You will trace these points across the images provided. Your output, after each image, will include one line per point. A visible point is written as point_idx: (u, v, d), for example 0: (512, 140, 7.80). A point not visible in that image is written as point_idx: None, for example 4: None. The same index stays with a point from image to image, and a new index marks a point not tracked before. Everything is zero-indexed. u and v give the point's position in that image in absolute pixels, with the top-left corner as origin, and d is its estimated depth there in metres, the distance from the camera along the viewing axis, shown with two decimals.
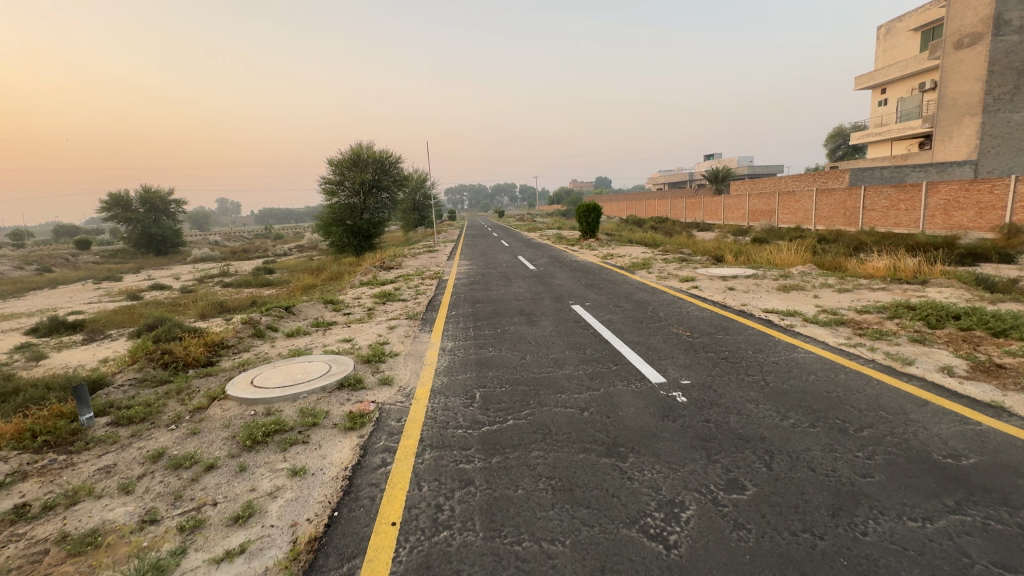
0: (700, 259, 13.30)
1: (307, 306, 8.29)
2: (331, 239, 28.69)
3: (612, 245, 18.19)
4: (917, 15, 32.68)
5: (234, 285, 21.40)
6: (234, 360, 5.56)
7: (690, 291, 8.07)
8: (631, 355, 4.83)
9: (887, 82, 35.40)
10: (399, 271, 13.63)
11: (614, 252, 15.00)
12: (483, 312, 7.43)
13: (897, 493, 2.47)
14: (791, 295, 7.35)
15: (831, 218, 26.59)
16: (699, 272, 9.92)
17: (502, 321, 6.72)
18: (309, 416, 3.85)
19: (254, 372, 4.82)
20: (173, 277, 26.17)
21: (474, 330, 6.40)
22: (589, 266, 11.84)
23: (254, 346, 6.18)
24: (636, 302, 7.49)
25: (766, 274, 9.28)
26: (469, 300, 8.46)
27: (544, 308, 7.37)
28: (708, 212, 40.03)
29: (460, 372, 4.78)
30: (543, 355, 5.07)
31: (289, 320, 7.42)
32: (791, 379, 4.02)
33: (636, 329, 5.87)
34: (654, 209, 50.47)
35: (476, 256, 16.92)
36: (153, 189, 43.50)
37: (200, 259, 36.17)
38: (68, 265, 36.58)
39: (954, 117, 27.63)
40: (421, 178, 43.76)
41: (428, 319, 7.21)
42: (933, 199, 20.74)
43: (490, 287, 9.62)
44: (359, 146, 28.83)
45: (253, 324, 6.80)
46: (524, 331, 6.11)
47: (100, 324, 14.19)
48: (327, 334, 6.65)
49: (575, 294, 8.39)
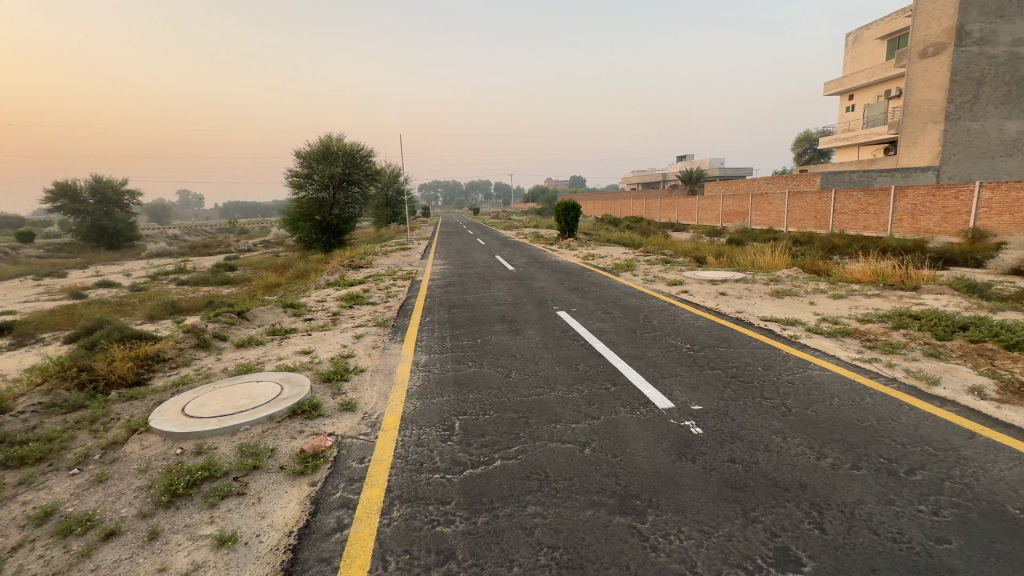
0: (682, 260, 12.96)
1: (263, 310, 7.45)
2: (298, 234, 27.36)
3: (591, 245, 17.80)
4: (883, 24, 33.66)
5: (190, 283, 19.99)
6: (169, 379, 4.76)
7: (679, 295, 7.65)
8: (630, 373, 4.29)
9: (854, 89, 36.34)
10: (369, 270, 12.84)
11: (595, 253, 14.57)
12: (461, 319, 6.78)
13: (989, 568, 1.96)
14: (786, 301, 7.00)
15: (802, 221, 26.98)
16: (686, 274, 9.55)
17: (483, 330, 6.10)
18: (248, 456, 3.13)
19: (187, 395, 4.04)
20: (124, 273, 24.36)
21: (451, 340, 5.75)
22: (570, 267, 11.36)
23: (195, 360, 5.36)
24: (625, 307, 6.99)
25: (755, 278, 8.93)
26: (445, 305, 7.80)
27: (527, 315, 6.78)
28: (682, 212, 40.31)
29: (435, 395, 4.12)
30: (530, 373, 4.48)
31: (241, 328, 6.61)
32: (814, 405, 3.54)
33: (630, 340, 5.34)
34: (629, 209, 50.60)
35: (451, 255, 16.17)
36: (105, 179, 40.89)
37: (156, 254, 34.09)
38: (7, 258, 33.84)
39: (918, 124, 28.49)
40: (393, 172, 42.46)
41: (400, 327, 6.51)
42: (901, 203, 21.14)
43: (467, 290, 8.97)
44: (329, 138, 27.59)
45: (197, 332, 5.96)
46: (508, 342, 5.53)
47: (32, 326, 12.81)
48: (284, 345, 5.88)
49: (559, 298, 7.85)
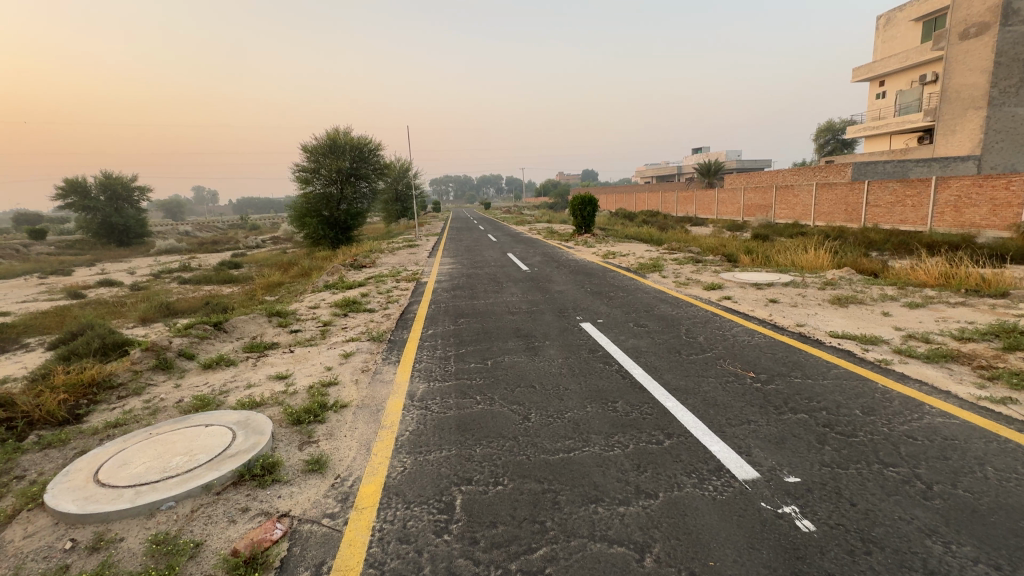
0: (713, 259, 11.80)
1: (243, 320, 6.56)
2: (306, 231, 26.66)
3: (610, 241, 16.73)
4: (919, 5, 31.66)
5: (192, 281, 19.38)
6: (109, 416, 3.88)
7: (723, 304, 6.58)
8: (687, 417, 3.29)
9: (886, 74, 34.44)
10: (372, 270, 11.95)
11: (615, 250, 13.51)
12: (469, 333, 5.78)
13: None
14: (853, 312, 5.90)
15: (831, 214, 25.50)
16: (724, 276, 8.47)
17: (494, 348, 5.14)
18: (159, 560, 2.18)
19: (113, 447, 3.13)
20: (128, 271, 23.87)
21: (456, 363, 4.77)
22: (590, 267, 10.35)
23: (150, 387, 4.49)
24: (661, 318, 5.95)
25: (806, 280, 7.76)
26: (451, 314, 6.82)
27: (545, 327, 5.78)
28: (701, 206, 38.89)
29: (431, 448, 3.14)
30: (555, 414, 3.48)
31: (213, 344, 5.70)
32: (964, 480, 2.49)
33: (676, 365, 4.32)
34: (644, 202, 49.21)
35: (460, 253, 15.19)
36: (114, 175, 40.75)
37: (165, 250, 33.78)
38: (18, 256, 33.84)
39: (957, 110, 26.71)
40: (403, 166, 41.56)
41: (397, 343, 5.56)
42: (942, 195, 19.53)
43: (477, 296, 7.98)
44: (336, 131, 26.75)
45: (157, 352, 5.06)
46: (525, 365, 4.57)
47: (20, 329, 12.15)
48: (257, 367, 4.95)
49: (581, 305, 6.84)
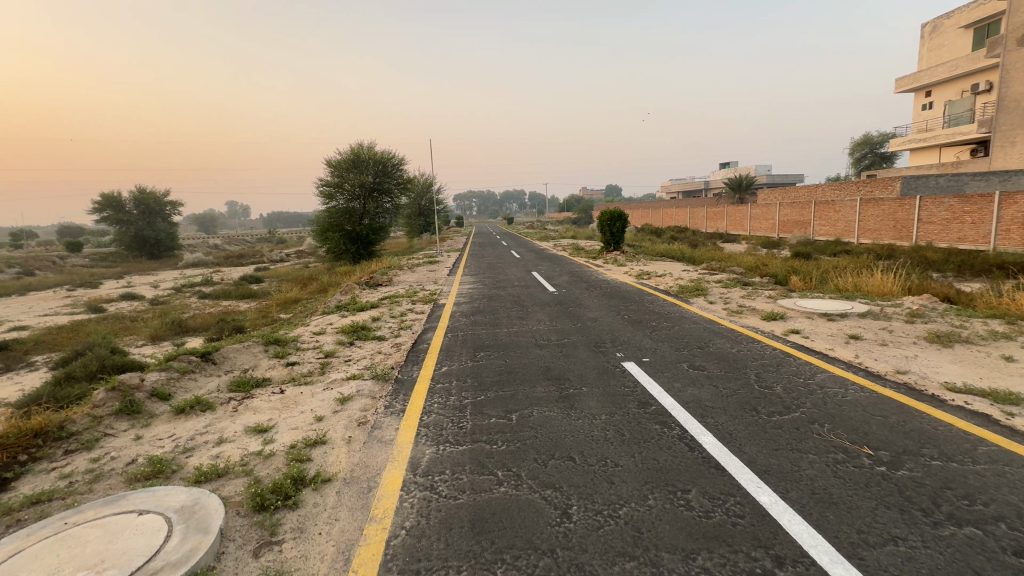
0: (761, 281, 10.67)
1: (235, 350, 5.82)
2: (328, 245, 26.41)
3: (641, 259, 15.71)
4: (970, 11, 29.99)
5: (211, 296, 19.16)
6: (38, 485, 3.10)
7: (792, 340, 5.51)
8: (801, 530, 2.27)
9: (932, 84, 32.67)
10: (387, 289, 11.24)
11: (649, 270, 12.48)
12: (489, 373, 4.86)
13: None
14: (963, 355, 4.76)
15: (877, 231, 23.78)
16: (783, 303, 7.38)
17: (519, 395, 4.21)
18: None
19: (5, 549, 2.30)
20: (152, 285, 23.95)
21: (472, 417, 3.85)
22: (624, 289, 9.35)
23: (104, 440, 3.72)
24: (721, 358, 4.92)
25: (884, 310, 6.62)
26: (469, 346, 5.93)
27: (580, 368, 4.83)
28: (732, 222, 37.38)
29: (434, 568, 2.20)
30: (605, 511, 2.51)
31: (195, 380, 4.95)
32: None
33: (759, 432, 3.30)
34: (671, 218, 47.81)
35: (481, 271, 14.38)
36: (148, 190, 41.83)
37: (191, 264, 34.18)
38: (54, 268, 34.82)
39: (1017, 120, 24.78)
40: (426, 181, 41.44)
41: (406, 385, 4.70)
42: (1007, 211, 17.62)
43: (499, 323, 7.08)
44: (360, 145, 26.58)
45: (124, 393, 4.31)
46: (559, 423, 3.63)
47: (30, 345, 11.85)
48: (237, 414, 4.15)
49: (621, 339, 5.86)
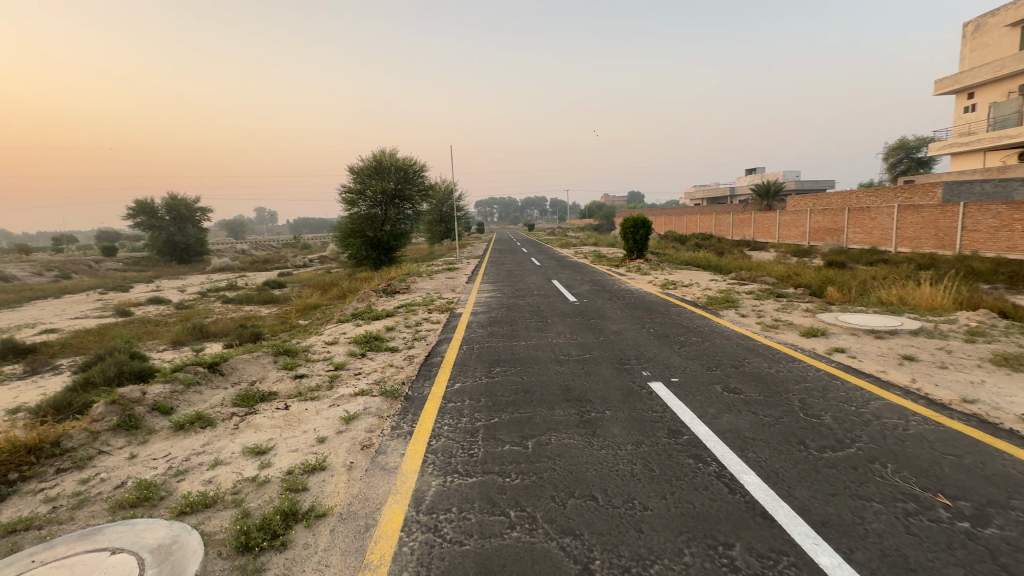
0: (795, 292, 10.09)
1: (244, 361, 5.64)
2: (349, 251, 26.60)
3: (665, 268, 15.20)
4: (1017, 8, 28.55)
5: (234, 301, 19.40)
6: (19, 510, 2.90)
7: (838, 361, 5.01)
8: None
9: (975, 85, 31.17)
10: (404, 296, 11.07)
11: (675, 279, 11.99)
12: (504, 391, 4.54)
13: None
14: None
15: (916, 240, 22.63)
16: (823, 317, 6.84)
17: (536, 419, 3.88)
18: None
19: None
20: (179, 289, 24.47)
21: (485, 442, 3.53)
22: (648, 300, 8.92)
23: (98, 458, 3.53)
24: (760, 380, 4.48)
25: (938, 328, 6.04)
26: (484, 360, 5.62)
27: (603, 388, 4.46)
28: (760, 229, 36.28)
29: None
30: (634, 569, 2.15)
31: (200, 392, 4.77)
32: None
33: (811, 472, 2.88)
34: (695, 225, 46.80)
35: (500, 279, 14.10)
36: (179, 196, 43.06)
37: (218, 268, 34.98)
38: (89, 272, 36.09)
39: None
40: (447, 188, 41.58)
41: (415, 403, 4.40)
42: None
43: (516, 335, 6.75)
44: (382, 152, 26.76)
45: (124, 407, 4.13)
46: (579, 453, 3.29)
47: (58, 348, 12.07)
48: (237, 432, 3.92)
49: (647, 355, 5.46)
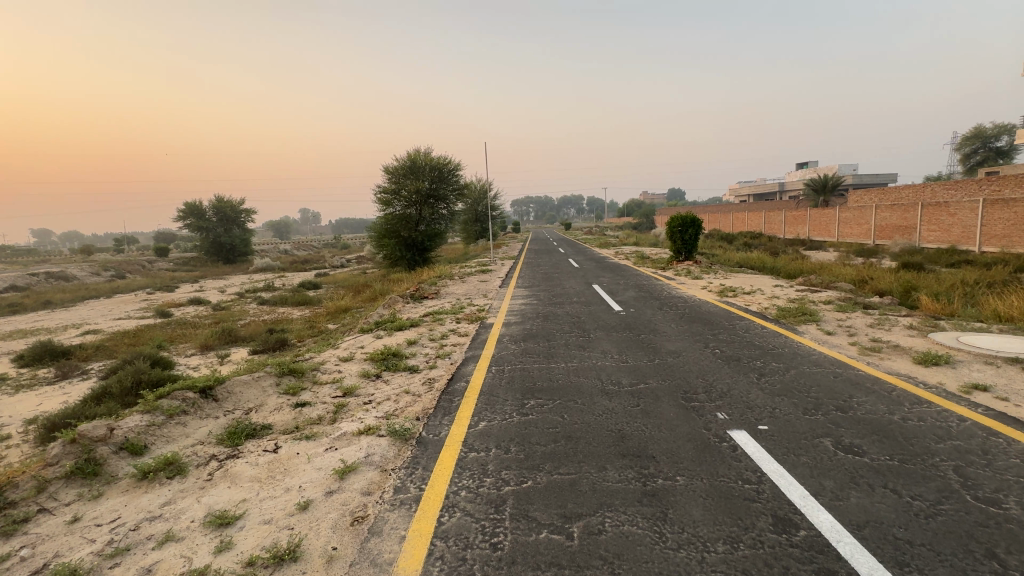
0: (882, 302, 8.60)
1: (243, 383, 4.95)
2: (384, 251, 26.34)
3: (718, 271, 13.82)
4: None
5: (269, 302, 19.38)
6: None
7: (986, 406, 3.75)
8: None
9: None
10: (433, 303, 10.32)
11: (732, 285, 10.64)
12: (541, 438, 3.58)
13: None
14: None
15: (1007, 238, 19.98)
16: (938, 339, 5.49)
17: (581, 486, 2.90)
18: None
19: None
20: (221, 290, 24.93)
21: (514, 526, 2.57)
22: (708, 311, 7.71)
23: (33, 521, 2.84)
24: (886, 437, 3.30)
25: None
26: (516, 389, 4.68)
27: (669, 440, 3.40)
28: (816, 227, 33.65)
29: None
30: None
31: (183, 425, 4.07)
32: None
33: None
34: (743, 223, 44.21)
35: (536, 282, 13.15)
36: (225, 199, 44.29)
37: (260, 268, 35.78)
38: (142, 272, 37.71)
39: None
40: (482, 186, 40.86)
41: (430, 451, 3.51)
42: None
43: (554, 354, 5.76)
44: (416, 151, 26.23)
45: (85, 447, 3.46)
46: (646, 554, 2.28)
47: (92, 351, 12.04)
48: (206, 488, 3.16)
49: (718, 388, 4.37)
